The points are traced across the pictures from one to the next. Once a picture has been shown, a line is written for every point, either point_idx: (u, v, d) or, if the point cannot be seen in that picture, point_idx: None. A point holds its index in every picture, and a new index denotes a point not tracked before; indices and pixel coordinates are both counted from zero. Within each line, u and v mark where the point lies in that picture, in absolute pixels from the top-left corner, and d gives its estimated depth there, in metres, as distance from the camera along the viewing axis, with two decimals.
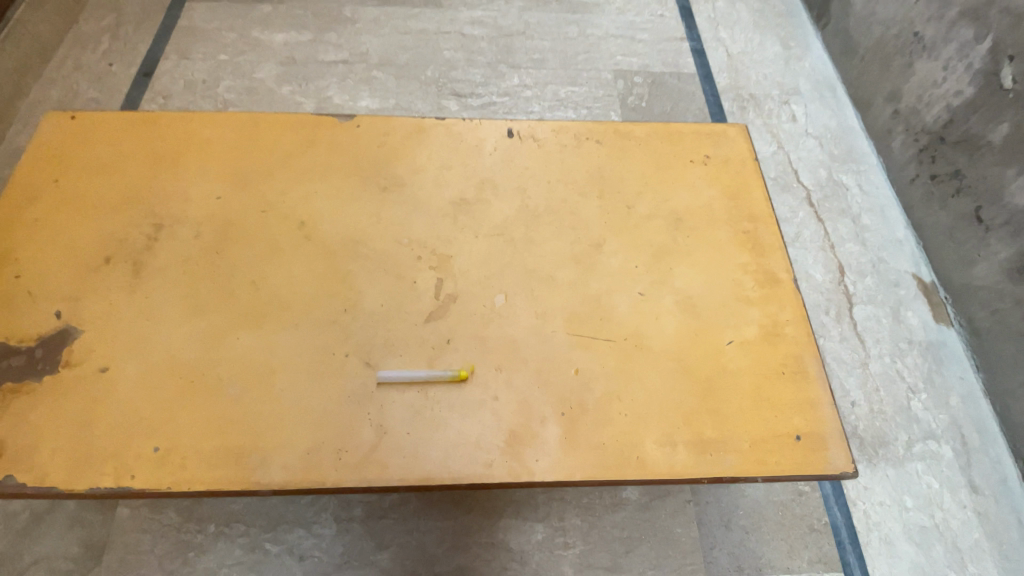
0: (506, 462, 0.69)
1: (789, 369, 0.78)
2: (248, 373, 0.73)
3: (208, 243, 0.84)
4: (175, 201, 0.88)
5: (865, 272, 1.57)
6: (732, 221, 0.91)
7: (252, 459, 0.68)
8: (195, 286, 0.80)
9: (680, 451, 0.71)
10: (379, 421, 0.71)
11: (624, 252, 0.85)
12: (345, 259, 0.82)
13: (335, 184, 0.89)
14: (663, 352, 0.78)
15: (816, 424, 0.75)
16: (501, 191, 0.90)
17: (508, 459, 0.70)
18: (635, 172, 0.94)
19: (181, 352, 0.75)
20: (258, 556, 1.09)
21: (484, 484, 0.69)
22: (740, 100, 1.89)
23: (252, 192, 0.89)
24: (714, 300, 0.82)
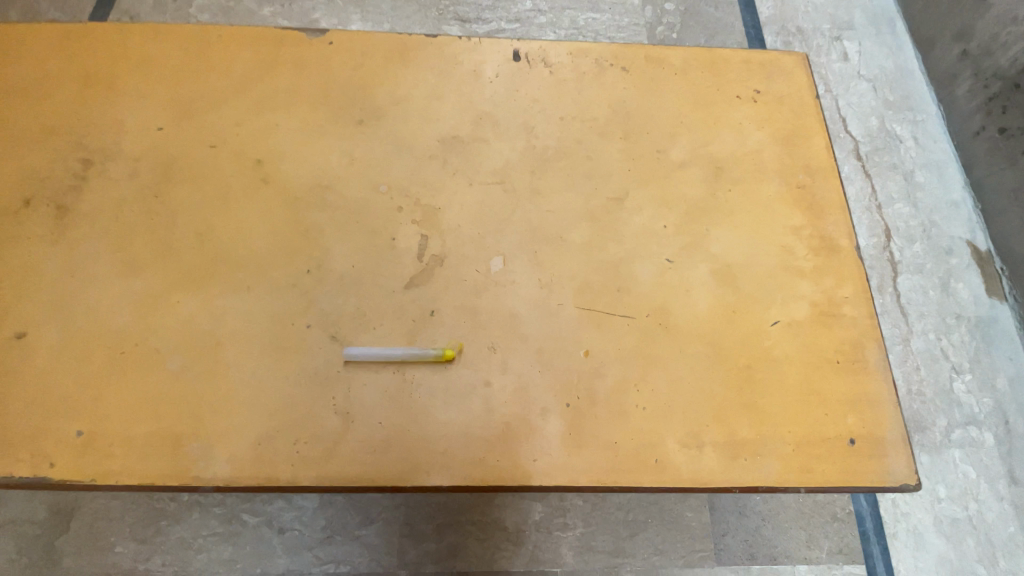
0: (496, 462, 0.57)
1: (845, 357, 0.64)
2: (189, 345, 0.61)
3: (148, 186, 0.70)
4: (110, 132, 0.73)
5: (911, 239, 1.39)
6: (783, 174, 0.74)
7: (193, 450, 0.56)
8: (131, 239, 0.67)
9: (709, 455, 0.58)
10: (345, 407, 0.58)
11: (651, 207, 0.69)
12: (309, 208, 0.67)
13: (300, 115, 0.73)
14: (694, 333, 0.63)
15: (874, 426, 0.62)
16: (503, 128, 0.73)
17: (499, 458, 0.58)
18: (668, 109, 0.76)
19: (111, 318, 0.62)
20: (234, 527, 1.02)
21: (470, 486, 0.57)
22: (785, 34, 1.63)
23: (201, 123, 0.73)
24: (759, 271, 0.67)
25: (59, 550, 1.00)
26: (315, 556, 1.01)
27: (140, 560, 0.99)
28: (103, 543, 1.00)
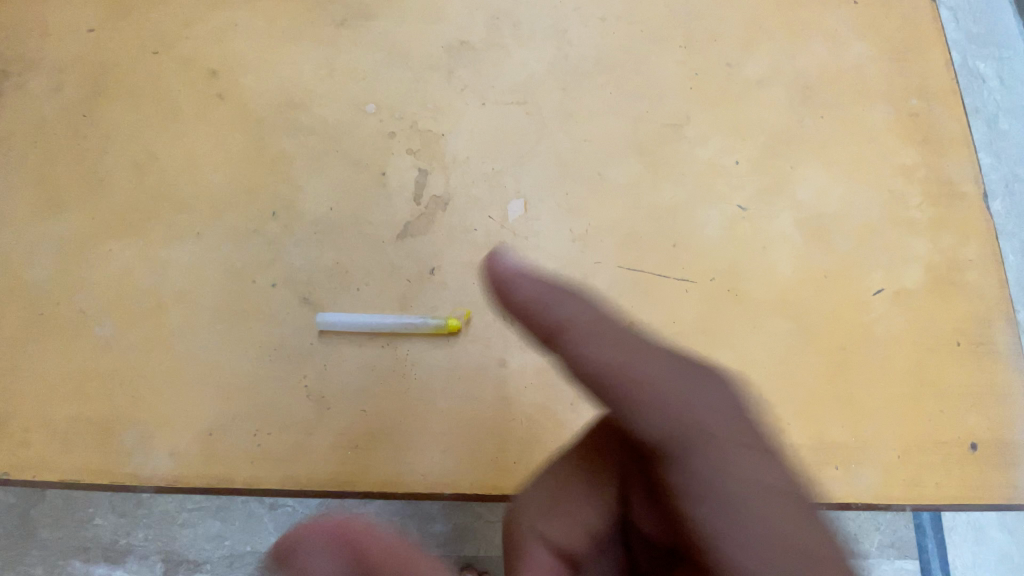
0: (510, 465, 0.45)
1: (967, 337, 0.49)
2: (125, 306, 0.48)
3: (76, 103, 0.55)
4: (30, 34, 0.58)
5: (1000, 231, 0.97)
6: (892, 98, 0.57)
7: (129, 439, 0.44)
8: (53, 169, 0.52)
9: (789, 460, 0.45)
10: (319, 390, 0.46)
11: (719, 138, 0.53)
12: (276, 133, 0.52)
13: (265, 13, 0.57)
14: (773, 302, 0.48)
15: (1003, 427, 0.48)
16: (526, 31, 0.56)
17: (514, 458, 0.45)
18: (743, 10, 0.58)
19: (28, 269, 0.49)
20: (221, 502, 0.91)
21: (479, 494, 0.45)
22: None
23: (140, 22, 0.57)
24: (858, 224, 0.52)
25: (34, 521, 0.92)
26: None
27: (120, 535, 0.90)
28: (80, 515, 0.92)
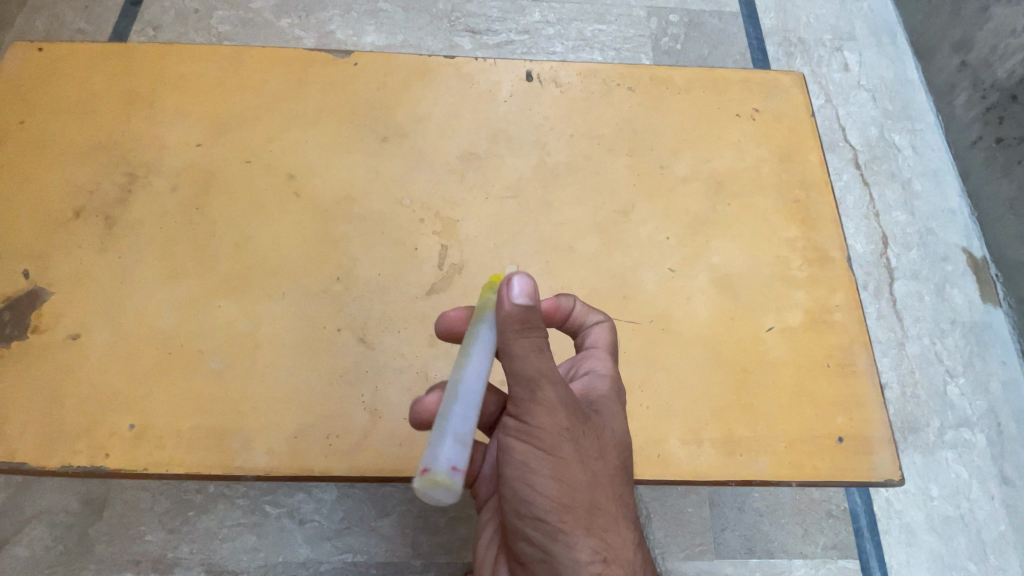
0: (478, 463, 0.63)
1: (835, 360, 0.69)
2: (229, 347, 0.66)
3: (186, 197, 0.75)
4: (151, 147, 0.79)
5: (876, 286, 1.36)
6: (781, 188, 0.79)
7: (234, 442, 0.62)
8: (172, 245, 0.72)
9: (707, 450, 0.64)
10: (373, 404, 0.65)
11: (655, 220, 0.74)
12: (337, 220, 0.73)
13: (327, 132, 0.78)
14: (694, 337, 0.68)
15: (861, 425, 0.66)
16: (516, 145, 0.78)
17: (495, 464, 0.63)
18: (671, 126, 0.81)
19: (157, 320, 0.68)
20: (257, 518, 1.08)
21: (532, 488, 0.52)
22: (787, 45, 1.61)
23: (234, 138, 0.78)
24: (755, 279, 0.72)
25: (93, 538, 1.06)
26: (334, 546, 1.07)
27: (169, 549, 1.06)
28: (134, 532, 1.07)
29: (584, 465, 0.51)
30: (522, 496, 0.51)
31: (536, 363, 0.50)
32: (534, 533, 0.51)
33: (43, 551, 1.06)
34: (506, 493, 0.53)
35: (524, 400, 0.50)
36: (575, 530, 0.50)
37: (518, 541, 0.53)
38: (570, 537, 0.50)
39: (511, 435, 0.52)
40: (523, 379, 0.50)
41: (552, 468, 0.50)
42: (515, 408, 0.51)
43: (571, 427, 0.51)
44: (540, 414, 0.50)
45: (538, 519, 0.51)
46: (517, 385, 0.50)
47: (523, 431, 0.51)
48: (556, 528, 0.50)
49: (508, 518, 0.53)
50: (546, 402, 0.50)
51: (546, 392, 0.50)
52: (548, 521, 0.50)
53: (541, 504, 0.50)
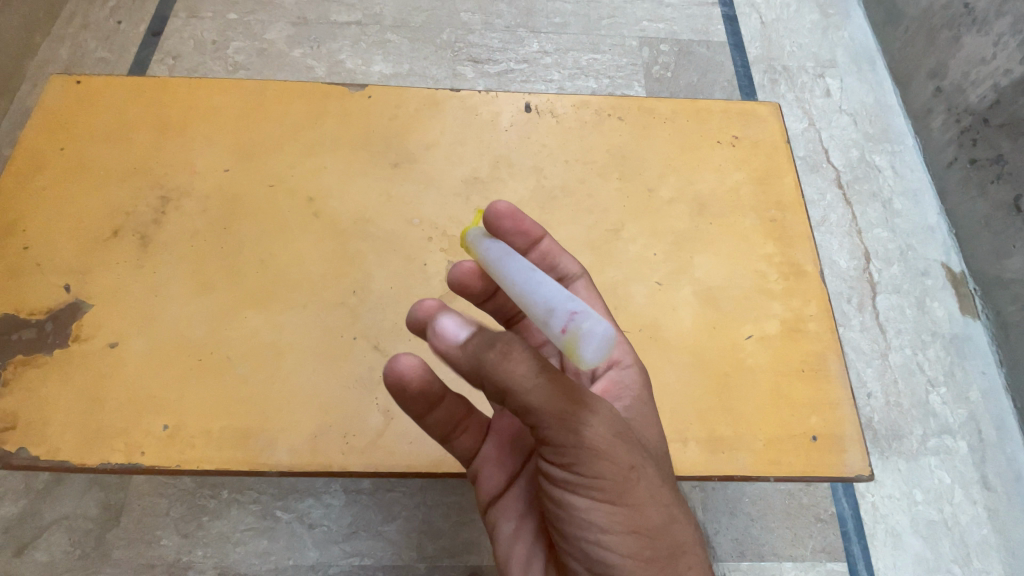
0: (492, 456, 0.64)
1: (808, 365, 0.75)
2: (255, 355, 0.73)
3: (215, 218, 0.82)
4: (182, 171, 0.85)
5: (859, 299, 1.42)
6: (759, 208, 0.86)
7: (260, 441, 0.69)
8: (202, 262, 0.79)
9: (692, 448, 0.70)
10: (386, 406, 0.71)
11: (643, 238, 0.82)
12: (354, 239, 0.80)
13: (344, 159, 0.86)
14: (679, 344, 0.75)
15: (834, 425, 0.72)
16: (516, 170, 0.86)
17: (511, 459, 0.64)
18: (658, 152, 0.89)
19: (189, 331, 0.74)
20: (269, 523, 1.12)
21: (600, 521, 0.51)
22: (772, 72, 1.70)
23: (260, 164, 0.85)
24: (736, 292, 0.79)
25: (110, 543, 1.10)
26: (342, 549, 1.11)
27: (183, 553, 1.10)
28: (150, 537, 1.11)
29: (654, 508, 0.51)
30: (599, 555, 0.50)
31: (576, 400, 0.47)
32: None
33: (61, 556, 1.09)
34: (579, 552, 0.52)
35: (584, 457, 0.47)
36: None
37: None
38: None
39: (575, 492, 0.50)
40: (575, 426, 0.47)
41: (626, 520, 0.50)
42: (572, 464, 0.48)
43: (634, 468, 0.50)
44: (603, 467, 0.48)
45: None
46: (567, 435, 0.47)
47: (587, 488, 0.49)
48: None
49: (578, 571, 0.53)
50: (601, 449, 0.48)
51: (601, 436, 0.48)
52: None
53: (622, 561, 0.50)
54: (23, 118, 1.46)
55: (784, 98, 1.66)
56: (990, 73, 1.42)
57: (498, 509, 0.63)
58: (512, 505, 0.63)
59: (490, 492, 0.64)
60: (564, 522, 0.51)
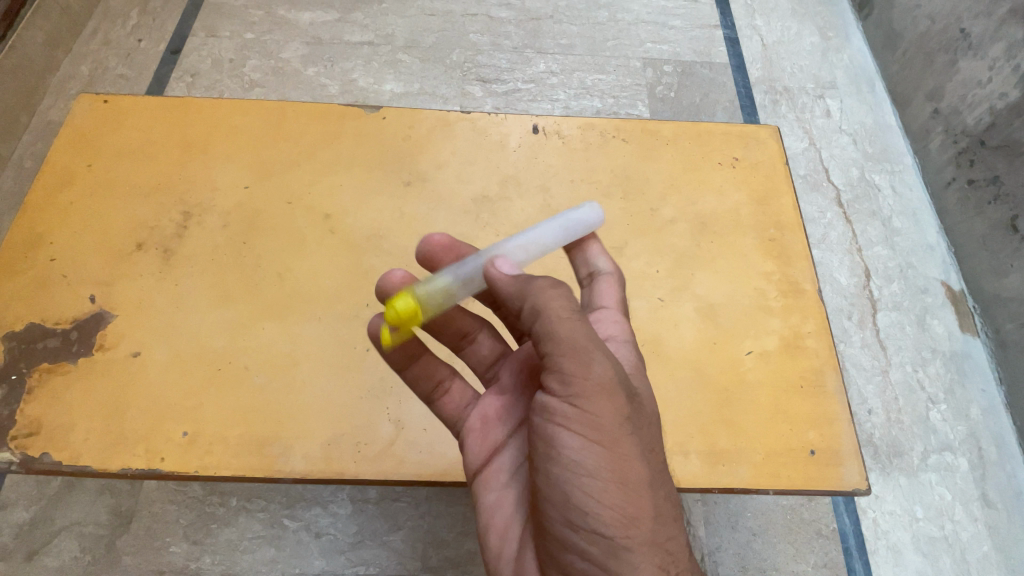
0: (478, 426, 0.67)
1: (806, 381, 0.78)
2: (272, 365, 0.76)
3: (235, 233, 0.85)
4: (204, 188, 0.89)
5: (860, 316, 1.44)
6: (759, 228, 0.89)
7: (275, 449, 0.71)
8: (222, 275, 0.82)
9: (692, 460, 0.72)
10: (398, 416, 0.74)
11: (646, 256, 0.85)
12: (368, 254, 0.84)
13: (359, 177, 0.90)
14: (680, 359, 0.78)
15: (831, 439, 0.74)
16: (524, 189, 0.90)
17: (493, 431, 0.66)
18: (660, 173, 0.92)
19: (209, 342, 0.77)
20: (276, 531, 1.14)
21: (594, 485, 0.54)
22: (773, 93, 1.75)
23: (278, 182, 0.89)
24: (735, 309, 0.82)
25: (120, 549, 1.12)
26: (348, 558, 1.13)
27: (192, 559, 1.11)
28: (159, 543, 1.12)
29: (640, 462, 0.55)
30: (579, 503, 0.53)
31: (576, 332, 0.54)
32: (591, 549, 0.53)
33: (71, 561, 1.10)
34: (559, 503, 0.54)
35: (580, 385, 0.54)
36: (638, 541, 0.53)
37: (569, 556, 0.55)
38: (632, 551, 0.53)
39: (564, 428, 0.54)
40: (574, 351, 0.54)
41: (608, 469, 0.54)
42: (566, 391, 0.54)
43: (623, 415, 0.55)
44: (595, 400, 0.54)
45: (594, 532, 0.53)
46: (567, 361, 0.54)
47: (577, 424, 0.54)
48: (619, 540, 0.53)
49: (557, 529, 0.55)
50: (595, 382, 0.54)
51: (597, 373, 0.54)
52: (611, 531, 0.53)
53: (601, 513, 0.53)
54: (45, 132, 1.51)
55: (784, 119, 1.70)
56: (986, 96, 1.46)
57: (483, 480, 0.65)
58: (496, 478, 0.64)
59: (477, 462, 0.66)
60: (549, 467, 0.55)
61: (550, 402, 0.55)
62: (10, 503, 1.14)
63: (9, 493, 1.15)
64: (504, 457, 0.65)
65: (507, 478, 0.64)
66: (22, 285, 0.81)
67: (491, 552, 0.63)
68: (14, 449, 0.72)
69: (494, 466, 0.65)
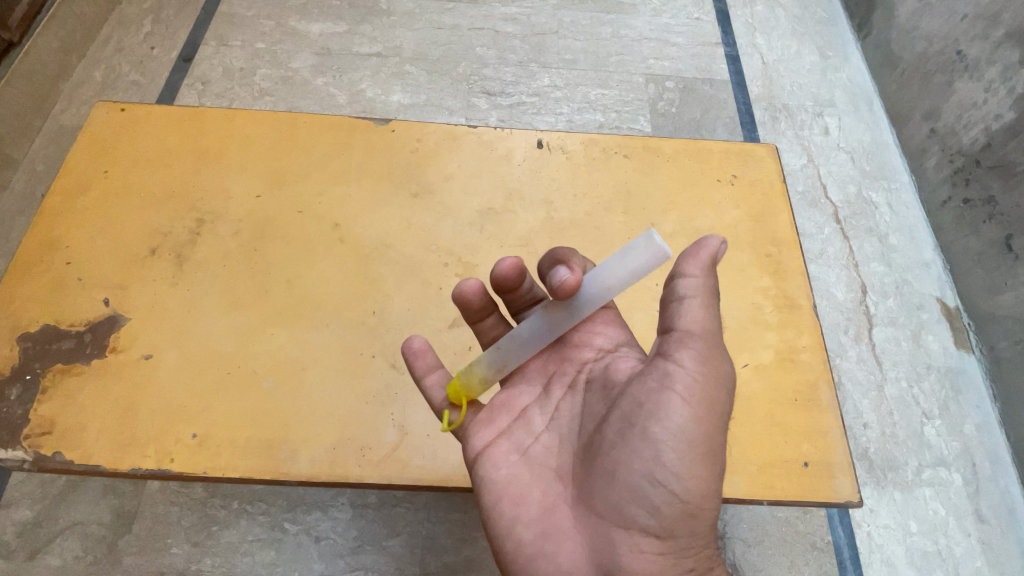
0: (486, 414, 0.70)
1: (800, 394, 0.80)
2: (280, 369, 0.78)
3: (247, 240, 0.88)
4: (217, 196, 0.91)
5: (856, 331, 1.46)
6: (757, 243, 0.91)
7: (282, 451, 0.73)
8: (233, 280, 0.84)
9: None
10: (402, 422, 0.76)
11: None
12: (375, 262, 0.86)
13: (367, 188, 0.92)
14: None
15: (824, 452, 0.76)
16: (528, 202, 0.92)
17: (499, 418, 0.69)
18: (661, 189, 0.95)
19: (220, 345, 0.79)
20: (276, 534, 1.15)
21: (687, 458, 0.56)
22: (772, 110, 1.78)
23: (290, 191, 0.92)
24: (732, 322, 0.84)
25: (122, 549, 1.13)
26: (347, 563, 1.14)
27: (192, 561, 1.12)
28: (160, 544, 1.13)
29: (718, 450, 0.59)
30: (669, 466, 0.55)
31: (705, 324, 0.60)
32: (663, 510, 0.56)
33: (73, 560, 1.11)
34: (649, 466, 0.56)
35: (699, 363, 0.58)
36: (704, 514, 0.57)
37: (635, 513, 0.56)
38: (696, 520, 0.57)
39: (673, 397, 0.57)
40: (707, 343, 0.59)
41: (701, 451, 0.56)
42: (691, 366, 0.58)
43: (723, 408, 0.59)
44: (710, 381, 0.58)
45: (672, 493, 0.56)
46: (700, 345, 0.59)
47: (689, 400, 0.57)
48: (690, 507, 0.56)
49: (631, 486, 0.56)
50: (714, 370, 0.58)
51: (716, 361, 0.59)
52: (687, 498, 0.56)
53: (683, 480, 0.55)
54: (59, 136, 1.54)
55: (783, 135, 1.74)
56: (981, 117, 1.48)
57: (490, 460, 0.66)
58: (505, 455, 0.66)
59: (480, 445, 0.68)
60: (649, 428, 0.57)
61: (671, 371, 0.58)
62: (14, 502, 1.15)
63: (13, 491, 1.16)
64: (516, 434, 0.67)
65: (521, 456, 0.66)
66: (38, 287, 0.83)
67: (505, 522, 0.63)
68: (27, 447, 0.73)
69: (504, 445, 0.67)
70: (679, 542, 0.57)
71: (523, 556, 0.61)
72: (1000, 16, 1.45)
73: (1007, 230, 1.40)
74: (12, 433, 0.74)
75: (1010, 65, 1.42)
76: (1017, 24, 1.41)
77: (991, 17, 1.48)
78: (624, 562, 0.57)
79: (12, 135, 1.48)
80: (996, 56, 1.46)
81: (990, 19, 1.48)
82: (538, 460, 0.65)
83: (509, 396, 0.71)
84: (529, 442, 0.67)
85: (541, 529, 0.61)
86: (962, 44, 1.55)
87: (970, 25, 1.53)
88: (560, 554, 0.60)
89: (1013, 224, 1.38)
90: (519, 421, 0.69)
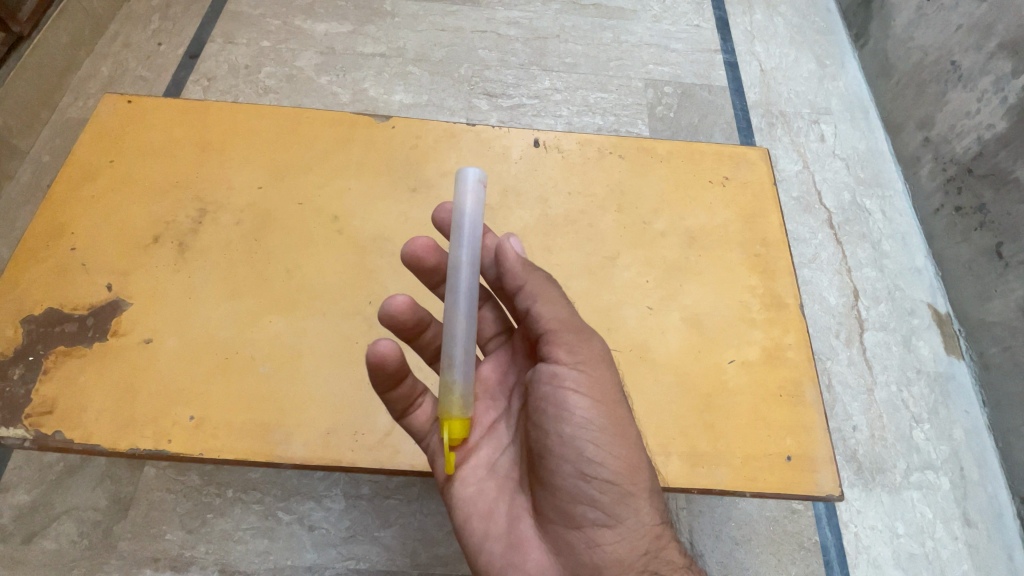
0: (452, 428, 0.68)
1: (785, 390, 0.81)
2: (277, 356, 0.80)
3: (249, 232, 0.89)
4: (219, 187, 0.93)
5: (847, 335, 1.48)
6: (746, 243, 0.93)
7: (277, 435, 0.75)
8: (233, 269, 0.86)
9: (674, 461, 0.76)
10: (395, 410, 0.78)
11: (637, 266, 0.89)
12: (373, 254, 0.88)
13: (366, 182, 0.94)
14: (666, 366, 0.82)
15: (807, 447, 0.78)
16: (523, 199, 0.94)
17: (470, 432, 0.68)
18: (653, 189, 0.97)
19: (218, 332, 0.81)
20: (270, 523, 1.17)
21: (601, 447, 0.60)
22: (769, 116, 1.81)
23: (291, 183, 0.94)
24: (720, 320, 0.86)
25: (117, 535, 1.14)
26: (339, 552, 1.15)
27: (187, 547, 1.14)
28: (155, 531, 1.15)
29: (630, 428, 0.64)
30: (592, 458, 0.59)
31: (564, 317, 0.64)
32: (602, 498, 0.59)
33: (68, 545, 1.13)
34: (572, 466, 0.59)
35: (582, 353, 0.63)
36: (640, 491, 0.61)
37: (579, 509, 0.60)
38: (635, 500, 0.60)
39: (573, 393, 0.61)
40: (573, 331, 0.63)
41: (614, 434, 0.61)
42: (572, 360, 0.62)
43: (616, 384, 0.64)
44: (597, 371, 0.63)
45: (605, 481, 0.59)
46: (570, 338, 0.63)
47: (585, 387, 0.61)
48: (623, 488, 0.60)
49: (565, 487, 0.60)
50: (596, 356, 0.63)
51: (593, 345, 0.64)
52: (617, 481, 0.60)
53: (609, 465, 0.59)
54: (65, 129, 1.56)
55: (779, 141, 1.76)
56: (975, 125, 1.50)
57: (460, 475, 0.66)
58: (474, 471, 0.66)
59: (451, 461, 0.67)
60: (560, 429, 0.60)
61: (559, 372, 0.62)
62: (12, 486, 1.17)
63: (11, 476, 1.18)
64: (483, 451, 0.68)
65: (486, 472, 0.66)
66: (43, 271, 0.85)
67: (475, 541, 0.64)
68: (28, 426, 0.75)
69: (473, 461, 0.67)
70: (629, 525, 0.60)
71: (495, 569, 0.63)
72: (996, 27, 1.47)
73: (998, 238, 1.42)
74: (13, 412, 0.76)
75: (1002, 76, 1.45)
76: (1010, 36, 1.43)
77: (986, 28, 1.50)
78: (586, 559, 0.60)
79: (19, 126, 1.50)
80: (990, 67, 1.48)
81: (983, 30, 1.50)
82: (503, 472, 0.67)
83: (480, 408, 0.70)
84: (496, 457, 0.68)
85: (508, 540, 0.63)
86: (957, 55, 1.57)
87: (965, 36, 1.55)
88: (528, 562, 0.62)
89: (1004, 231, 1.40)
90: (485, 437, 0.69)
